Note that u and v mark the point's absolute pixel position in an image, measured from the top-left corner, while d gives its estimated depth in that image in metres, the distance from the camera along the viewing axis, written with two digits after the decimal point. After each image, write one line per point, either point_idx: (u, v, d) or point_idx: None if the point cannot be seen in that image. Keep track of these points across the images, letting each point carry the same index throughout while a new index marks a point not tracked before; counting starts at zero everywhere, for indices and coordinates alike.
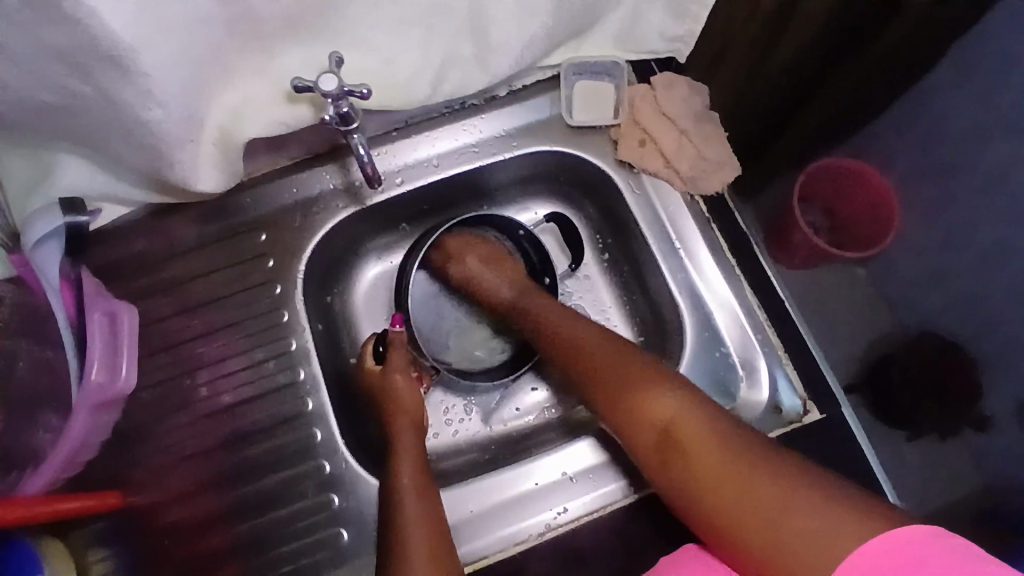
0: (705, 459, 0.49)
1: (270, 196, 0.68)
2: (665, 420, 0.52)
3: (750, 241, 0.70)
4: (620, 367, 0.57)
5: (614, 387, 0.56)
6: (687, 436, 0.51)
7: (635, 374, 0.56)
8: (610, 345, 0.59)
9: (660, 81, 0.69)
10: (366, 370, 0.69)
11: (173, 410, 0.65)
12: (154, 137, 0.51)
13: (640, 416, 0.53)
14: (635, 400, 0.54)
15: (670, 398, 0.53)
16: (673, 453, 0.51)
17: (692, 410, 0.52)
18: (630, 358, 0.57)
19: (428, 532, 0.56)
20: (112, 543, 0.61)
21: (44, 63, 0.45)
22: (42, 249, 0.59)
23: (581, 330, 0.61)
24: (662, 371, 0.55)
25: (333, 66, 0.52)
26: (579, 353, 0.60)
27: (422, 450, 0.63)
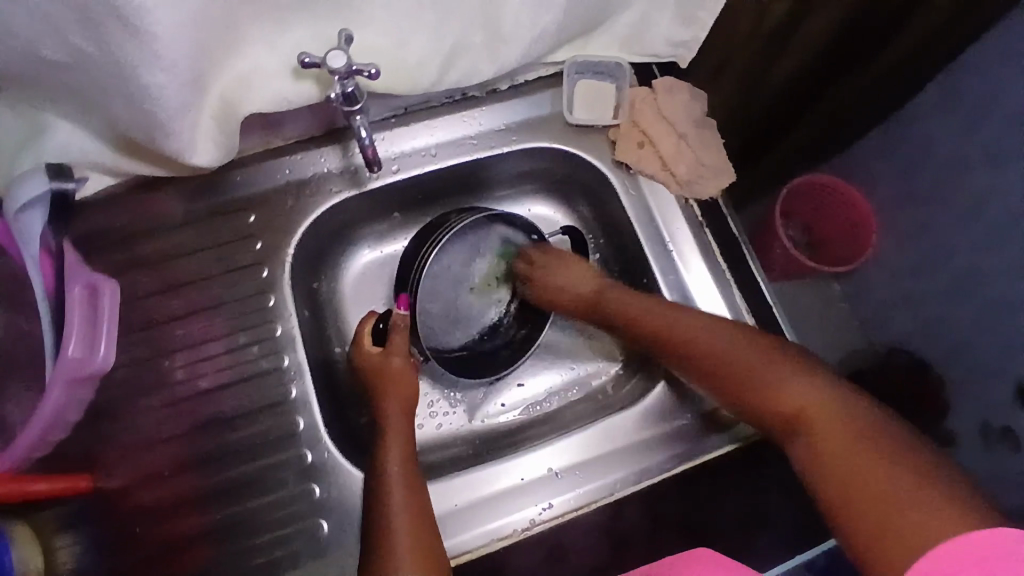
0: (832, 439, 0.51)
1: (263, 176, 0.67)
2: (798, 403, 0.54)
3: (742, 244, 0.71)
4: (743, 352, 0.59)
5: (733, 370, 0.58)
6: (818, 417, 0.53)
7: (764, 360, 0.57)
8: (720, 330, 0.61)
9: (662, 85, 0.69)
10: (364, 351, 0.66)
11: (150, 390, 0.63)
12: (154, 103, 0.50)
13: (771, 401, 0.55)
14: (771, 388, 0.56)
15: (802, 381, 0.55)
16: (804, 431, 0.53)
17: (826, 395, 0.54)
18: (745, 344, 0.59)
19: (413, 522, 0.56)
20: (78, 529, 0.59)
21: (48, 14, 0.43)
22: (25, 216, 0.57)
23: (696, 320, 0.62)
24: (791, 357, 0.57)
25: (343, 44, 0.51)
26: (690, 348, 0.61)
27: (410, 439, 0.62)
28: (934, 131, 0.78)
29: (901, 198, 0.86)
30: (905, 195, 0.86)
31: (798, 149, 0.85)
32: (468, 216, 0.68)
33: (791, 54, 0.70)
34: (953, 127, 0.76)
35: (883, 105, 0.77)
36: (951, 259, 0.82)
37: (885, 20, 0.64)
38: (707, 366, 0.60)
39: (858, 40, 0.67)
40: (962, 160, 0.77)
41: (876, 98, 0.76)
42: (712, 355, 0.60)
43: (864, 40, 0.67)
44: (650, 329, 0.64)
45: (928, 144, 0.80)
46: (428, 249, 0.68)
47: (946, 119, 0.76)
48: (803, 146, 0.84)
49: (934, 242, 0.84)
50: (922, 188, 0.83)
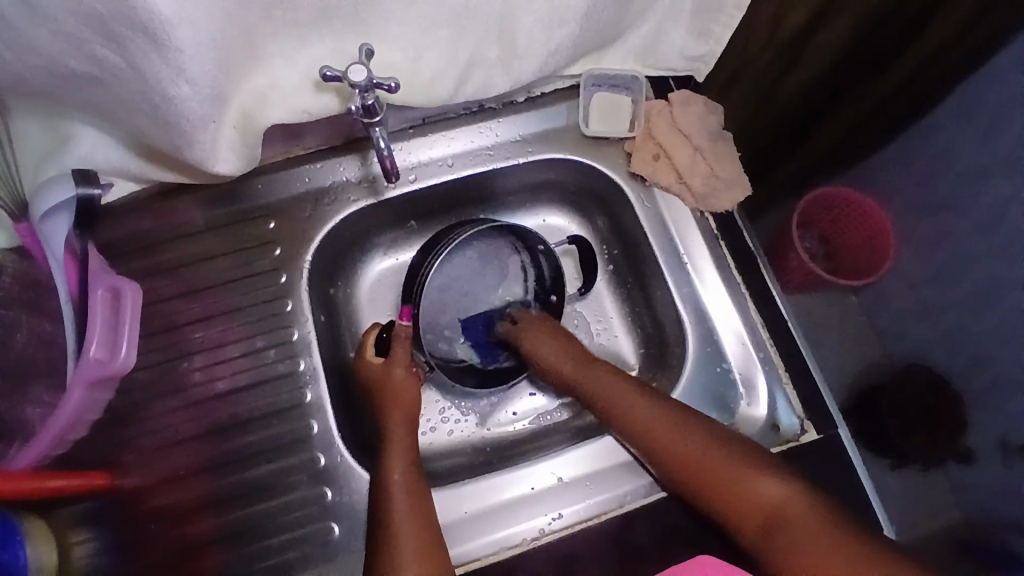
0: (809, 542, 0.53)
1: (282, 184, 0.68)
2: (769, 505, 0.56)
3: (759, 262, 0.70)
4: (709, 450, 0.60)
5: (701, 469, 0.59)
6: (792, 515, 0.55)
7: (728, 461, 0.59)
8: (689, 425, 0.61)
9: (678, 98, 0.70)
10: (365, 361, 0.67)
11: (167, 393, 0.64)
12: (177, 114, 0.51)
13: (744, 501, 0.57)
14: (741, 488, 0.57)
15: (767, 479, 0.57)
16: (778, 534, 0.55)
17: (790, 492, 0.57)
18: (710, 442, 0.60)
19: (418, 530, 0.57)
20: (95, 526, 0.59)
21: (75, 29, 0.44)
22: (50, 219, 0.59)
23: (661, 411, 0.62)
24: (754, 457, 0.59)
25: (364, 58, 0.52)
26: (664, 444, 0.61)
27: (414, 446, 0.63)
28: (953, 146, 0.77)
29: (919, 211, 0.85)
30: (923, 208, 0.85)
31: (816, 162, 0.85)
32: (476, 226, 0.69)
33: (807, 70, 0.70)
34: (973, 143, 0.75)
35: (898, 118, 0.77)
36: (970, 275, 0.82)
37: (899, 34, 0.65)
38: (676, 464, 0.60)
39: (872, 56, 0.67)
40: (980, 175, 0.76)
41: (892, 111, 0.75)
42: (682, 452, 0.60)
43: (878, 56, 0.67)
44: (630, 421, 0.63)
45: (946, 160, 0.79)
46: (432, 259, 0.70)
47: (965, 134, 0.75)
48: (820, 160, 0.85)
49: (952, 257, 0.83)
50: (939, 203, 0.82)
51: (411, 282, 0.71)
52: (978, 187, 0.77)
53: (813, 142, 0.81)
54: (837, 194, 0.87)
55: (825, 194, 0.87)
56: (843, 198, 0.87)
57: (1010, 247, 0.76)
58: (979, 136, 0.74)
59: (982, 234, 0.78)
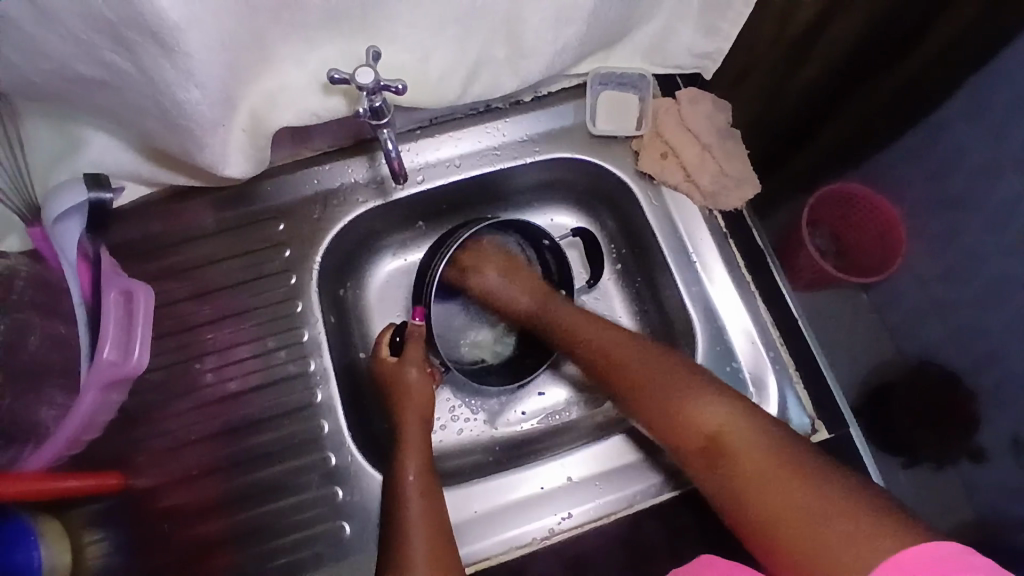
0: (746, 463, 0.51)
1: (291, 186, 0.68)
2: (711, 426, 0.54)
3: (767, 258, 0.70)
4: (658, 374, 0.59)
5: (649, 393, 0.59)
6: (730, 437, 0.53)
7: (675, 384, 0.58)
8: (640, 352, 0.62)
9: (685, 96, 0.69)
10: (381, 360, 0.68)
11: (180, 394, 0.65)
12: (186, 117, 0.51)
13: (685, 423, 0.56)
14: (682, 410, 0.56)
15: (710, 402, 0.56)
16: (719, 454, 0.53)
17: (732, 415, 0.54)
18: (660, 366, 0.60)
19: (430, 531, 0.57)
20: (108, 526, 0.60)
21: (86, 34, 0.45)
22: (63, 223, 0.59)
23: (615, 339, 0.64)
24: (705, 381, 0.58)
25: (371, 60, 0.53)
26: (624, 373, 0.61)
27: (428, 445, 0.63)
28: (965, 142, 0.76)
29: (931, 208, 0.85)
30: (936, 204, 0.84)
31: (825, 158, 0.85)
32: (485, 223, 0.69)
33: (820, 63, 0.69)
34: (985, 138, 0.74)
35: (909, 114, 0.77)
36: (983, 272, 0.81)
37: (909, 28, 0.64)
38: (630, 390, 0.61)
39: (883, 49, 0.67)
40: (993, 171, 0.75)
41: (901, 106, 0.75)
42: (631, 375, 0.61)
43: (888, 50, 0.67)
44: (588, 351, 0.65)
45: (958, 156, 0.78)
46: (439, 259, 0.70)
47: (977, 129, 0.74)
48: (830, 155, 0.84)
49: (964, 254, 0.82)
50: (952, 199, 0.82)
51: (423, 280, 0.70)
52: (991, 182, 0.76)
53: (823, 137, 0.81)
54: (849, 189, 0.87)
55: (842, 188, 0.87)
56: (853, 193, 0.88)
57: None
58: (991, 131, 0.73)
59: (994, 230, 0.78)
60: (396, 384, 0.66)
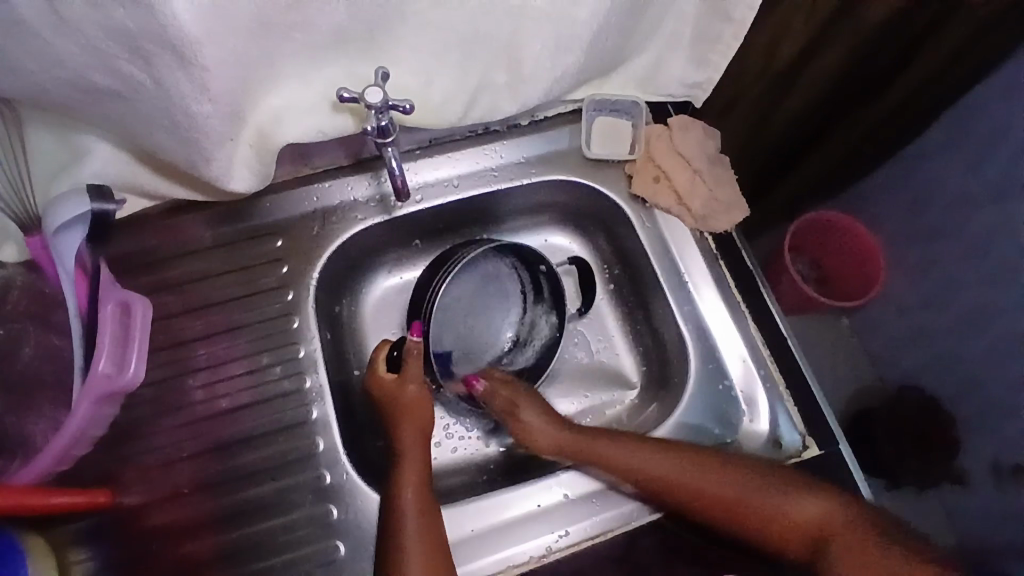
0: (858, 556, 0.58)
1: (291, 203, 0.69)
2: (810, 523, 0.60)
3: (757, 281, 0.72)
4: (738, 486, 0.62)
5: (736, 508, 0.61)
6: (836, 530, 0.59)
7: (761, 488, 0.61)
8: (709, 463, 0.63)
9: (677, 123, 0.72)
10: (378, 375, 0.67)
11: (171, 409, 0.64)
12: (197, 130, 0.52)
13: (787, 527, 0.61)
14: (777, 512, 0.61)
15: (801, 500, 0.61)
16: (829, 550, 0.59)
17: (827, 508, 0.60)
18: (738, 474, 0.62)
19: (428, 550, 0.57)
20: (93, 544, 0.59)
21: (102, 43, 0.45)
22: (63, 234, 0.58)
23: (682, 460, 0.63)
24: (783, 474, 0.62)
25: (381, 81, 0.54)
26: (694, 487, 0.62)
27: (427, 464, 0.63)
28: (939, 172, 0.81)
29: (908, 235, 0.88)
30: (914, 231, 0.87)
31: (809, 186, 0.89)
32: (483, 246, 0.71)
33: (803, 92, 0.73)
34: (959, 168, 0.78)
35: (888, 144, 0.80)
36: (960, 297, 0.84)
37: (887, 63, 0.68)
38: (712, 509, 0.62)
39: (863, 82, 0.70)
40: (967, 201, 0.79)
41: (880, 135, 0.78)
42: (709, 495, 0.62)
43: (869, 83, 0.70)
44: (643, 481, 0.63)
45: (933, 185, 0.82)
46: (441, 277, 0.70)
47: (952, 159, 0.78)
48: (812, 184, 0.88)
49: (941, 280, 0.86)
50: (930, 225, 0.85)
51: (420, 300, 0.71)
52: (966, 211, 0.80)
53: (806, 164, 0.84)
54: (830, 217, 0.89)
55: (833, 216, 0.89)
56: (833, 221, 0.90)
57: (998, 270, 0.78)
58: (965, 161, 0.77)
59: (970, 257, 0.81)
60: (390, 400, 0.65)
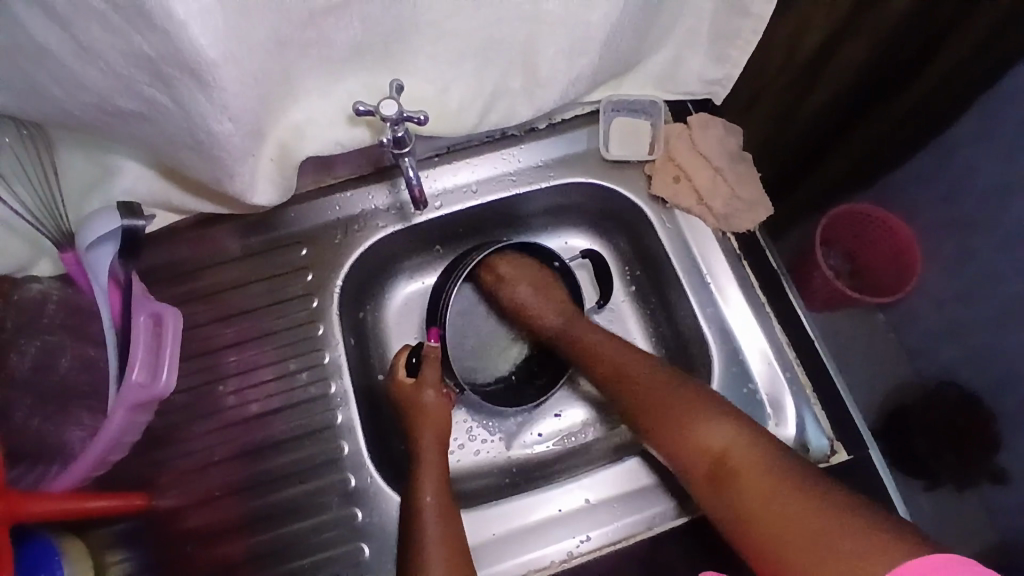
0: (753, 488, 0.52)
1: (314, 213, 0.70)
2: (718, 448, 0.56)
3: (782, 280, 0.71)
4: (664, 397, 0.62)
5: (651, 408, 0.62)
6: (735, 460, 0.54)
7: (683, 406, 0.60)
8: (645, 370, 0.65)
9: (697, 121, 0.71)
10: (398, 382, 0.69)
11: (202, 415, 0.66)
12: (218, 148, 0.53)
13: (688, 445, 0.58)
14: (686, 428, 0.59)
15: (716, 426, 0.57)
16: (724, 479, 0.54)
17: (737, 437, 0.56)
18: (664, 384, 0.62)
19: (449, 554, 0.57)
20: (131, 546, 0.62)
21: (123, 67, 0.46)
22: (95, 250, 0.60)
23: (629, 360, 0.66)
24: (710, 401, 0.60)
25: (394, 93, 0.55)
26: (627, 377, 0.65)
27: (445, 468, 0.64)
28: (975, 162, 0.77)
29: (944, 228, 0.85)
30: (950, 225, 0.84)
31: (835, 184, 0.87)
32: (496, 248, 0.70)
33: (827, 87, 0.71)
34: (999, 158, 0.75)
35: (921, 135, 0.78)
36: (1001, 293, 0.80)
37: (917, 53, 0.65)
38: (636, 406, 0.64)
39: (892, 73, 0.68)
40: (1006, 193, 0.76)
41: (912, 128, 0.76)
42: (633, 390, 0.64)
43: (897, 74, 0.68)
44: (600, 364, 0.68)
45: (970, 177, 0.79)
46: (452, 282, 0.70)
47: (991, 150, 0.75)
48: (838, 182, 0.86)
49: (980, 274, 0.82)
50: (967, 218, 0.82)
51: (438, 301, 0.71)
52: (1006, 203, 0.77)
53: (835, 160, 0.82)
54: (862, 209, 0.87)
55: (870, 210, 0.87)
56: (865, 213, 0.88)
57: None
58: (1003, 152, 0.74)
59: (1010, 251, 0.78)
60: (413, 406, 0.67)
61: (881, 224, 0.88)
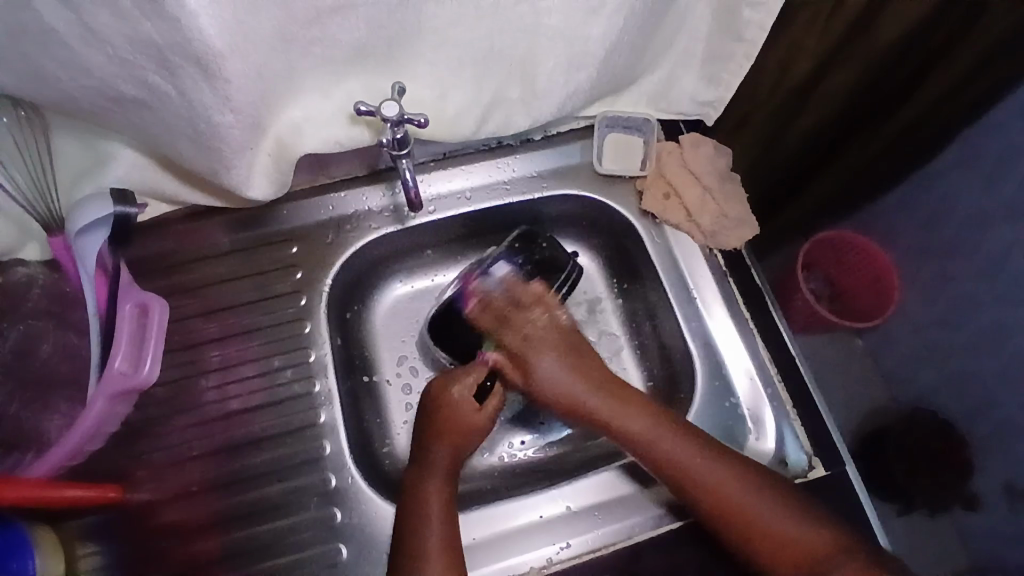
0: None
1: (307, 211, 0.71)
2: (814, 553, 0.58)
3: (766, 298, 0.72)
4: (751, 503, 0.60)
5: (741, 523, 0.60)
6: (833, 562, 0.58)
7: (770, 507, 0.60)
8: (721, 474, 0.61)
9: (688, 140, 0.73)
10: (462, 405, 0.65)
11: (182, 409, 0.66)
12: (218, 139, 0.54)
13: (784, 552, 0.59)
14: (782, 537, 0.59)
15: (809, 531, 0.59)
16: None
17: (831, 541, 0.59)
18: (753, 488, 0.61)
19: (448, 563, 0.57)
20: (103, 539, 0.61)
21: (125, 54, 0.47)
22: (85, 236, 0.60)
23: (711, 465, 0.62)
24: (791, 497, 0.61)
25: (396, 95, 0.56)
26: (713, 491, 0.61)
27: (454, 477, 0.63)
28: (953, 191, 0.80)
29: (922, 256, 0.88)
30: (929, 254, 0.87)
31: (814, 211, 0.91)
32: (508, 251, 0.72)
33: (816, 112, 0.74)
34: (974, 189, 0.78)
35: (905, 164, 0.80)
36: (974, 320, 0.83)
37: (903, 86, 0.68)
38: (718, 512, 0.60)
39: (877, 104, 0.71)
40: (981, 223, 0.79)
41: (899, 156, 0.78)
42: (718, 502, 0.60)
43: (882, 105, 0.71)
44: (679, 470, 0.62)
45: (948, 207, 0.82)
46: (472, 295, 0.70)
47: (967, 181, 0.78)
48: (819, 208, 0.90)
49: (953, 303, 0.86)
50: (944, 249, 0.85)
51: (454, 320, 0.71)
52: (983, 232, 0.79)
53: (820, 182, 0.84)
54: (838, 236, 0.90)
55: (844, 237, 0.90)
56: (841, 241, 0.91)
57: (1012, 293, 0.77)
58: (979, 185, 0.77)
59: (983, 280, 0.81)
60: (449, 416, 0.64)
61: (858, 250, 0.90)
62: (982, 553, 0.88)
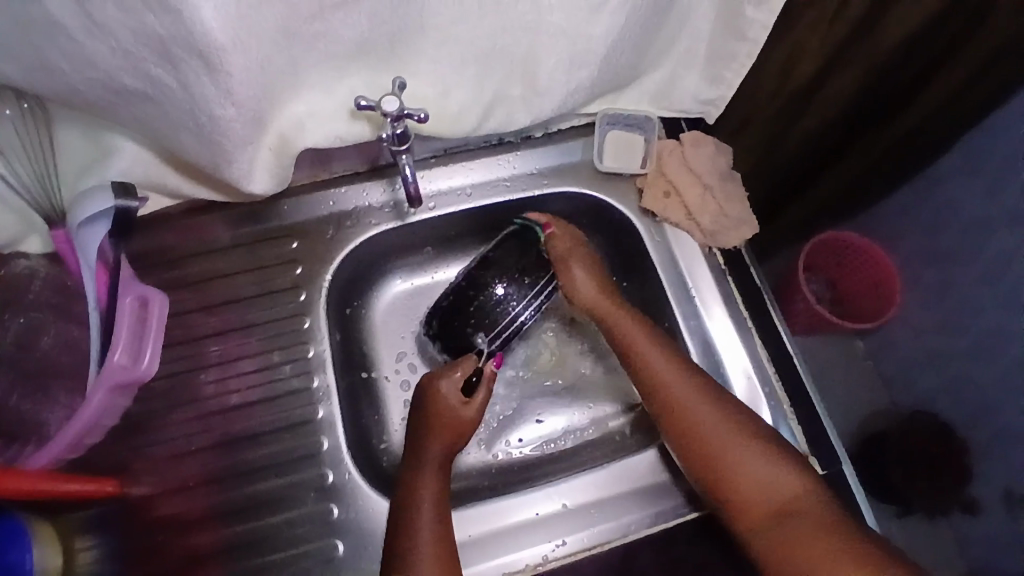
0: (814, 532, 0.55)
1: (308, 206, 0.71)
2: (774, 491, 0.58)
3: (766, 299, 0.72)
4: (719, 430, 0.61)
5: (700, 443, 0.61)
6: (793, 506, 0.57)
7: (737, 441, 0.61)
8: (694, 395, 0.63)
9: (688, 139, 0.72)
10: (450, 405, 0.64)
11: (182, 403, 0.66)
12: (218, 133, 0.54)
13: (740, 483, 0.60)
14: (742, 466, 0.60)
15: (777, 470, 0.59)
16: (784, 521, 0.57)
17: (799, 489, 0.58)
18: (726, 417, 0.62)
19: (439, 557, 0.57)
20: (102, 531, 0.61)
21: (128, 46, 0.47)
22: (87, 227, 0.61)
23: (688, 384, 0.63)
24: (769, 439, 0.61)
25: (397, 90, 0.56)
26: (680, 409, 0.63)
27: (447, 476, 0.63)
28: (956, 193, 0.80)
29: (923, 258, 0.88)
30: (930, 256, 0.87)
31: (816, 213, 0.90)
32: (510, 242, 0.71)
33: (818, 114, 0.74)
34: (976, 192, 0.78)
35: (906, 168, 0.81)
36: (976, 323, 0.83)
37: (907, 88, 0.68)
38: (682, 429, 0.62)
39: (882, 106, 0.71)
40: (983, 225, 0.79)
41: (901, 158, 0.78)
42: (682, 421, 0.62)
43: (886, 107, 0.71)
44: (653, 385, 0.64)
45: (949, 209, 0.82)
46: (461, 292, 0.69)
47: (970, 183, 0.78)
48: (821, 211, 0.90)
49: (954, 305, 0.86)
50: (945, 251, 0.85)
51: (454, 316, 0.68)
52: (985, 234, 0.79)
53: (822, 184, 0.84)
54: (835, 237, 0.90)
55: (841, 236, 0.89)
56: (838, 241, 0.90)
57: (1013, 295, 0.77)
58: (982, 187, 0.77)
59: (984, 282, 0.81)
60: (438, 412, 0.64)
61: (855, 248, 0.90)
62: (978, 556, 0.88)
